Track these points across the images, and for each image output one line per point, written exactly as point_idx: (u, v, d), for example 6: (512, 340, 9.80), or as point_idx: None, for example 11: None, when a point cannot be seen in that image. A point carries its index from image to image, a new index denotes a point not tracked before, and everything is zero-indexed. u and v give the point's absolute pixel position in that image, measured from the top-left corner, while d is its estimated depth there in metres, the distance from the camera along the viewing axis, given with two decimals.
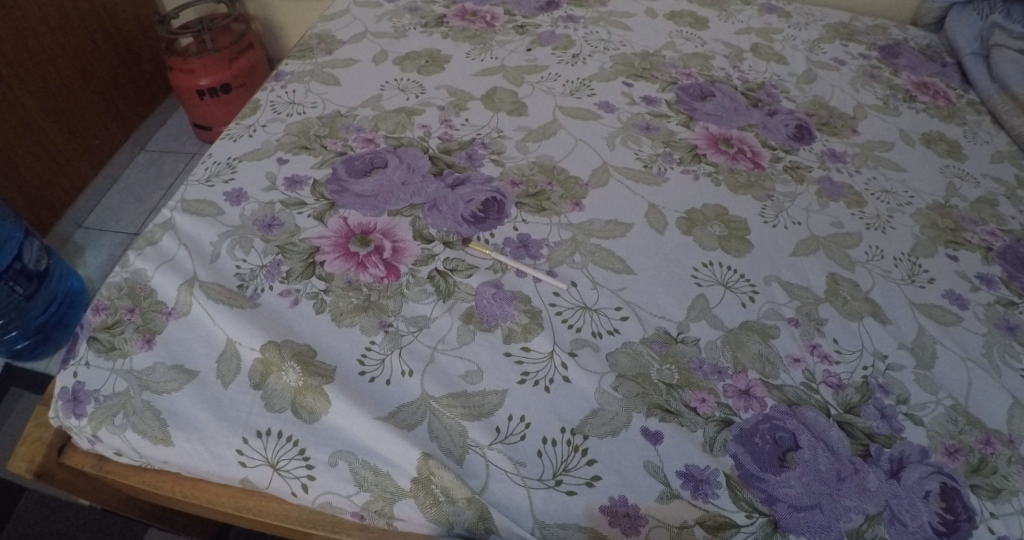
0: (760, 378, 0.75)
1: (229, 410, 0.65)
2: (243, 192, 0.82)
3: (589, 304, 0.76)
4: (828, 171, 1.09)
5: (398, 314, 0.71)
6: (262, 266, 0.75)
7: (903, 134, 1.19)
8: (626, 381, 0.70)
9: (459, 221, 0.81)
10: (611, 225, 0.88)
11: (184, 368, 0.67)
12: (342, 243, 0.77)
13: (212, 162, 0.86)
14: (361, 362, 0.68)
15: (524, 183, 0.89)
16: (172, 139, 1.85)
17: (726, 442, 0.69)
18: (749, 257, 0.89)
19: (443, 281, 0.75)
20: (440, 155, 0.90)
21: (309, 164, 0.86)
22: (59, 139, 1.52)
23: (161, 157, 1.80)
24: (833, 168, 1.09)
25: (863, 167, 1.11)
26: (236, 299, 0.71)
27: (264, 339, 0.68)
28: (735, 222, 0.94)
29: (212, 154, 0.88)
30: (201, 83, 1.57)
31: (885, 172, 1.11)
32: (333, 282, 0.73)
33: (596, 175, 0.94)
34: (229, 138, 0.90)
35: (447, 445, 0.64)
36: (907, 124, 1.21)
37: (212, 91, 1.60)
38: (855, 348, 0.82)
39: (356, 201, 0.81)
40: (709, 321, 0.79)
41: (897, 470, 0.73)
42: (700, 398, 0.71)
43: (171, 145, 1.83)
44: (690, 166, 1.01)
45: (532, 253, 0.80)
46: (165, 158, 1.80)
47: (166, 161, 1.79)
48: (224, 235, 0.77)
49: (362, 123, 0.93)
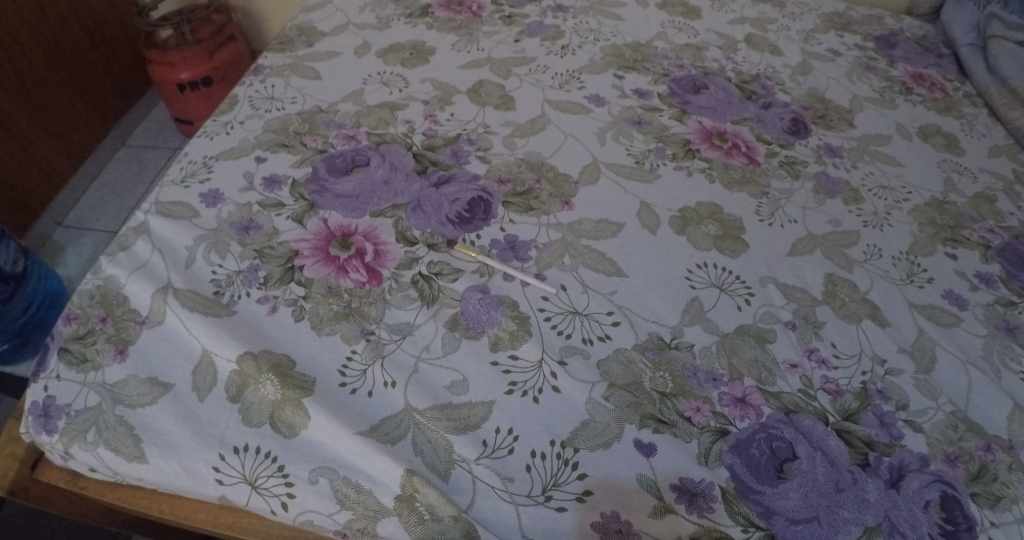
0: (757, 385, 0.73)
1: (205, 424, 0.62)
2: (219, 193, 0.78)
3: (579, 309, 0.74)
4: (824, 167, 1.06)
5: (380, 321, 0.68)
6: (238, 271, 0.71)
7: (900, 127, 1.17)
8: (618, 390, 0.68)
9: (444, 222, 0.78)
10: (602, 224, 0.85)
11: (159, 380, 0.64)
12: (322, 246, 0.74)
13: (188, 161, 0.82)
14: (342, 373, 0.65)
15: (512, 180, 0.86)
16: (153, 134, 1.81)
17: (721, 453, 0.67)
18: (744, 257, 0.87)
19: (428, 285, 0.72)
20: (425, 152, 0.87)
21: (288, 163, 0.83)
22: (36, 135, 1.47)
23: (142, 153, 1.76)
24: (829, 163, 1.07)
25: (860, 162, 1.08)
26: (211, 306, 0.68)
27: (241, 350, 0.65)
28: (729, 221, 0.92)
29: (187, 153, 0.84)
30: (181, 76, 1.53)
31: (882, 168, 1.08)
32: (313, 288, 0.70)
33: (586, 172, 0.91)
34: (205, 136, 0.86)
35: (432, 460, 0.61)
36: (904, 118, 1.19)
37: (193, 85, 1.55)
38: (853, 353, 0.80)
39: (337, 201, 0.78)
40: (703, 326, 0.76)
41: (896, 480, 0.71)
42: (695, 407, 0.69)
43: (152, 141, 1.79)
44: (683, 162, 0.98)
45: (520, 255, 0.77)
46: (147, 153, 1.76)
47: (148, 157, 1.75)
48: (199, 239, 0.74)
49: (343, 119, 0.90)
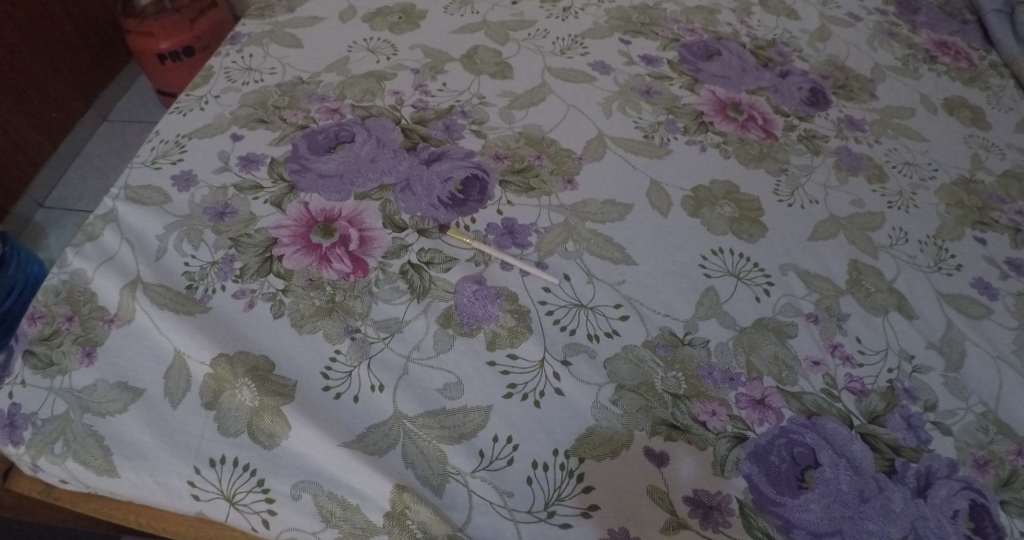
0: (777, 386, 0.67)
1: (178, 434, 0.57)
2: (193, 175, 0.71)
3: (584, 301, 0.67)
4: (846, 141, 0.98)
5: (366, 317, 0.62)
6: (213, 262, 0.65)
7: (924, 99, 1.09)
8: (627, 393, 0.62)
9: (436, 204, 0.71)
10: (608, 206, 0.78)
11: (129, 386, 0.58)
12: (302, 232, 0.67)
13: (159, 140, 0.75)
14: (325, 376, 0.59)
15: (510, 157, 0.79)
16: (137, 107, 1.70)
17: (739, 461, 0.62)
18: (762, 243, 0.80)
19: (418, 276, 0.65)
20: (415, 126, 0.79)
21: (266, 139, 0.75)
22: (10, 112, 1.37)
23: (126, 129, 1.66)
24: (850, 137, 0.99)
25: (883, 137, 1.01)
26: (182, 302, 0.62)
27: (215, 351, 0.59)
28: (746, 202, 0.85)
29: (159, 132, 0.76)
30: (161, 47, 1.42)
31: (907, 143, 1.01)
32: (293, 281, 0.64)
33: (590, 148, 0.84)
34: (178, 112, 0.78)
35: (424, 473, 0.56)
36: (928, 89, 1.11)
37: (174, 55, 1.44)
38: (879, 348, 0.74)
39: (319, 182, 0.71)
40: (719, 319, 0.70)
41: (923, 488, 0.66)
42: (710, 410, 0.63)
43: (136, 115, 1.69)
44: (695, 137, 0.91)
45: (519, 241, 0.71)
46: (131, 129, 1.66)
47: (132, 133, 1.65)
48: (171, 226, 0.67)
49: (326, 91, 0.82)
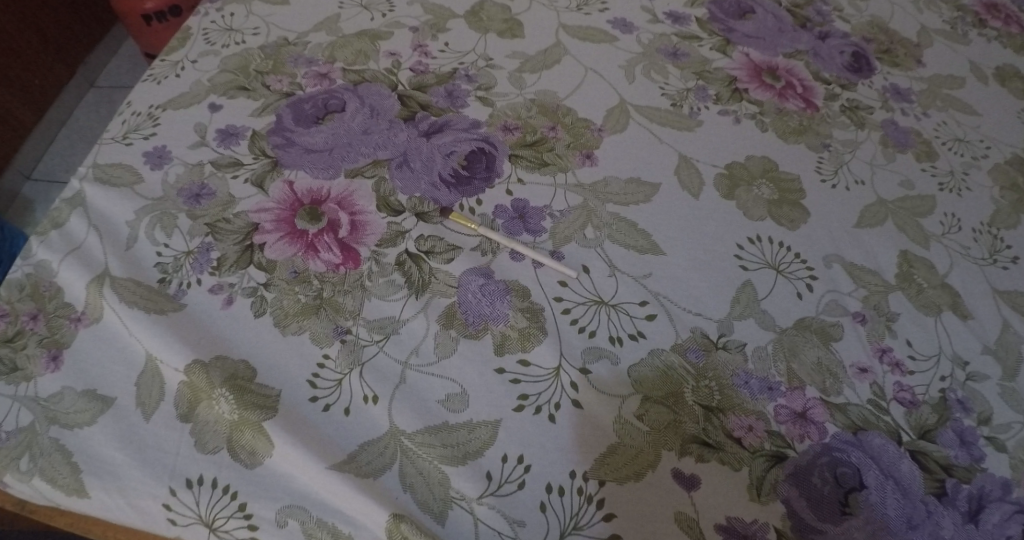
0: (820, 397, 0.60)
1: (151, 449, 0.50)
2: (167, 152, 0.63)
3: (605, 298, 0.60)
4: (892, 114, 0.88)
5: (358, 316, 0.54)
6: (188, 252, 0.57)
7: (974, 67, 0.98)
8: (654, 406, 0.55)
9: (437, 183, 0.63)
10: (632, 185, 0.69)
11: (98, 394, 0.52)
12: (287, 217, 0.59)
13: (130, 112, 0.66)
14: (312, 385, 0.52)
15: (521, 128, 0.70)
16: (127, 72, 1.54)
17: (776, 483, 0.55)
18: (803, 231, 0.72)
19: (418, 268, 0.57)
20: (414, 91, 0.70)
21: (247, 109, 0.66)
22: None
23: (115, 96, 1.50)
24: (897, 109, 0.89)
25: (932, 108, 0.90)
26: (154, 300, 0.55)
27: (190, 357, 0.52)
28: (785, 183, 0.76)
29: (130, 102, 0.67)
30: (146, 6, 1.23)
31: (957, 117, 0.91)
32: (276, 273, 0.56)
33: (611, 118, 0.74)
34: (151, 79, 0.69)
35: (424, 497, 0.49)
36: (979, 56, 0.99)
37: (160, 16, 1.25)
38: (931, 353, 0.67)
39: (306, 158, 0.62)
40: (756, 319, 0.63)
41: (976, 512, 0.59)
42: (747, 426, 0.56)
43: (126, 80, 1.52)
44: (728, 106, 0.81)
45: (531, 227, 0.63)
46: (119, 96, 1.50)
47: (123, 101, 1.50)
48: (143, 211, 0.59)
49: (314, 53, 0.72)
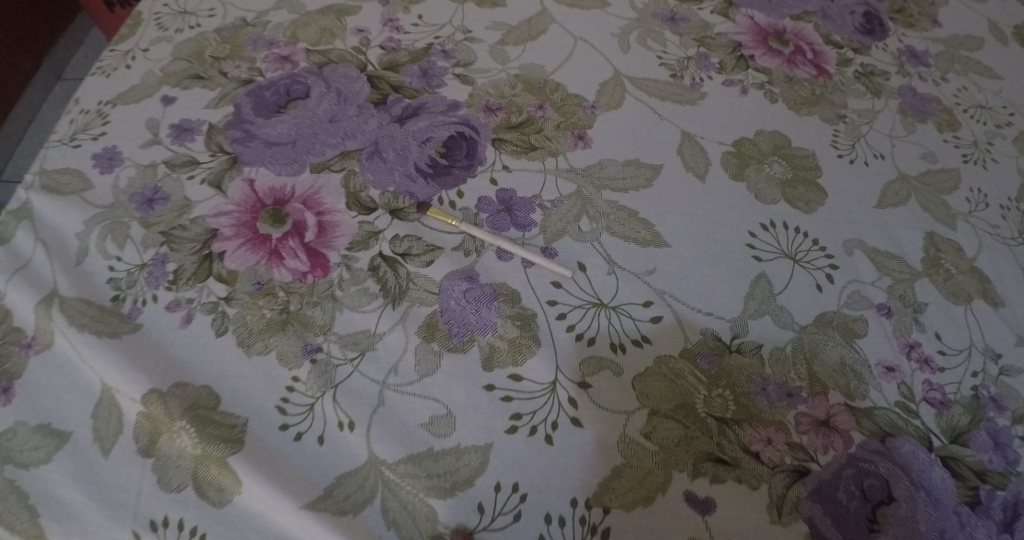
0: (844, 402, 0.55)
1: (112, 490, 0.46)
2: (118, 153, 0.57)
3: (605, 300, 0.54)
4: (909, 79, 0.80)
5: (329, 330, 0.49)
6: (142, 265, 0.52)
7: (994, 26, 0.89)
8: (663, 421, 0.50)
9: (413, 174, 0.57)
10: (632, 168, 0.63)
11: (53, 429, 0.48)
12: (247, 220, 0.53)
13: (77, 110, 0.59)
14: (281, 412, 0.47)
15: (505, 108, 0.63)
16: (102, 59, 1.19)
17: (798, 501, 0.50)
18: (820, 214, 0.65)
19: (394, 274, 0.52)
20: (384, 72, 0.63)
21: (202, 100, 0.59)
22: None
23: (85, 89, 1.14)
24: (914, 73, 0.80)
25: (951, 73, 0.82)
26: (107, 321, 0.50)
27: (147, 386, 0.48)
28: (798, 160, 0.69)
29: (77, 99, 0.60)
30: None
31: (978, 81, 0.82)
32: (237, 286, 0.51)
33: (605, 93, 0.67)
34: (100, 72, 0.62)
35: (409, 533, 0.45)
36: (998, 12, 0.91)
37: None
38: (961, 347, 0.61)
39: (268, 152, 0.56)
40: (773, 317, 0.57)
41: (1011, 521, 0.55)
42: (765, 439, 0.51)
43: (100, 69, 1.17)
44: (734, 76, 0.73)
45: (519, 221, 0.57)
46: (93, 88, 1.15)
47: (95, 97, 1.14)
48: (92, 220, 0.53)
49: (275, 33, 0.65)
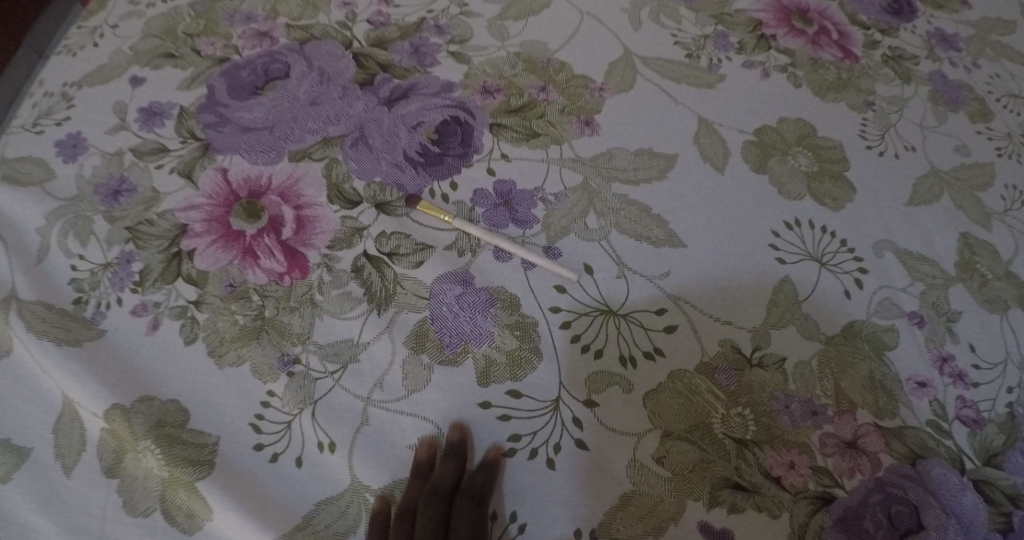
0: (874, 422, 0.49)
1: (75, 513, 0.42)
2: (83, 140, 0.52)
3: (613, 307, 0.49)
4: (938, 64, 0.68)
5: (307, 340, 0.46)
6: (106, 264, 0.47)
7: None
8: (677, 443, 0.46)
9: (402, 163, 0.52)
10: (644, 158, 0.56)
11: (11, 445, 0.43)
12: (219, 215, 0.49)
13: (40, 93, 0.54)
14: (255, 430, 0.44)
15: (504, 90, 0.57)
16: None
17: (822, 531, 0.46)
18: (849, 212, 0.57)
19: (379, 277, 0.48)
20: (372, 49, 0.57)
21: (174, 82, 0.54)
22: None
23: None
24: (945, 59, 0.69)
25: (982, 58, 0.70)
26: (69, 327, 0.46)
27: (110, 400, 0.44)
28: (825, 152, 0.60)
29: (40, 80, 0.55)
30: None
31: (1011, 68, 0.70)
32: (208, 288, 0.47)
33: (615, 74, 0.60)
34: (65, 51, 0.56)
35: None
36: None
37: None
38: (997, 360, 0.53)
39: (243, 139, 0.52)
40: (798, 327, 0.51)
41: None
42: (787, 462, 0.47)
43: None
44: (755, 57, 0.64)
45: (518, 217, 0.52)
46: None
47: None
48: (54, 214, 0.49)
49: (253, 7, 0.59)
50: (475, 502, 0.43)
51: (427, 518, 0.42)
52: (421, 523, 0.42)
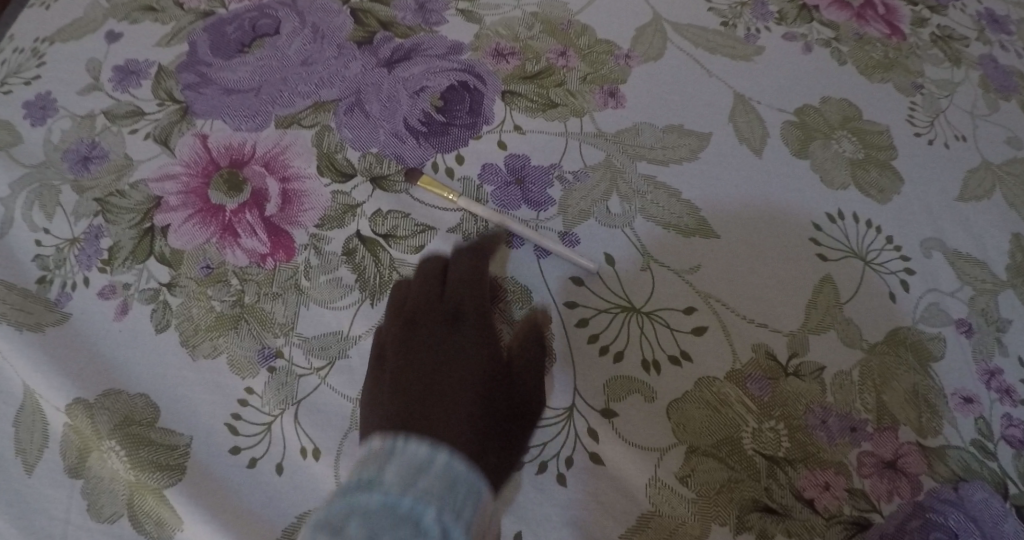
0: (916, 442, 0.44)
1: (29, 517, 0.38)
2: (52, 101, 0.47)
3: (635, 304, 0.44)
4: (989, 47, 0.60)
5: (291, 331, 0.41)
6: (73, 239, 0.43)
7: None
8: (702, 461, 0.41)
9: (402, 133, 0.47)
10: (672, 136, 0.50)
11: None
12: (197, 187, 0.44)
13: (9, 48, 0.49)
14: (232, 431, 0.39)
15: (519, 54, 0.51)
16: None
17: None
18: (896, 205, 0.51)
19: (375, 262, 0.43)
20: (372, 5, 0.52)
21: (154, 38, 0.49)
22: None
23: None
24: (996, 43, 0.60)
25: None
26: (29, 310, 0.41)
27: (73, 393, 0.40)
28: (870, 137, 0.54)
29: (9, 34, 0.50)
30: None
31: None
32: (183, 270, 0.42)
33: (640, 43, 0.54)
34: (38, 3, 0.51)
35: None
36: None
37: None
38: None
39: (228, 102, 0.47)
40: (838, 333, 0.46)
41: None
42: (823, 484, 0.42)
43: None
44: (794, 29, 0.57)
45: (531, 197, 0.47)
46: None
47: None
48: (19, 183, 0.44)
49: None
50: (473, 254, 0.43)
51: (424, 270, 0.43)
52: (418, 273, 0.43)
